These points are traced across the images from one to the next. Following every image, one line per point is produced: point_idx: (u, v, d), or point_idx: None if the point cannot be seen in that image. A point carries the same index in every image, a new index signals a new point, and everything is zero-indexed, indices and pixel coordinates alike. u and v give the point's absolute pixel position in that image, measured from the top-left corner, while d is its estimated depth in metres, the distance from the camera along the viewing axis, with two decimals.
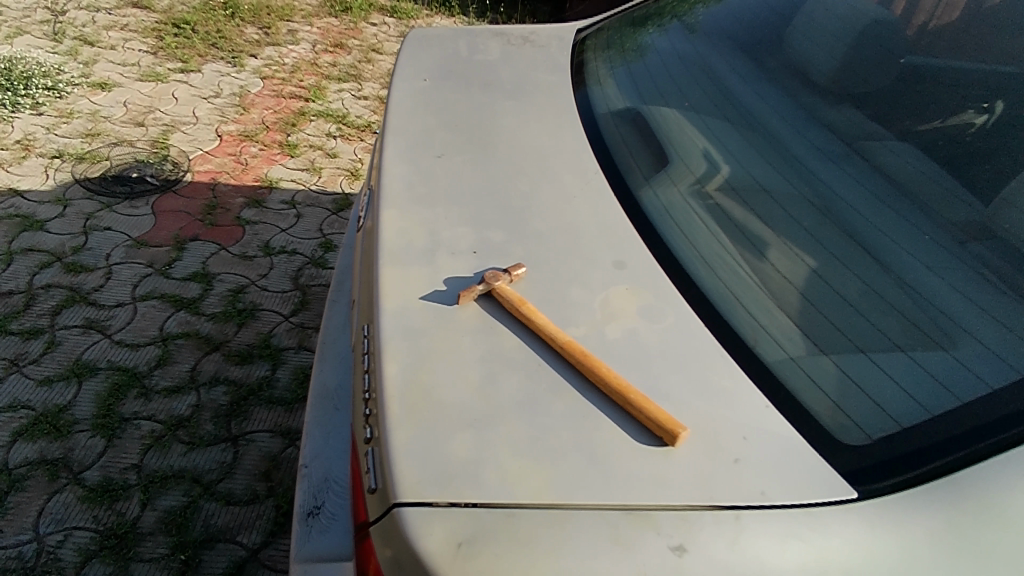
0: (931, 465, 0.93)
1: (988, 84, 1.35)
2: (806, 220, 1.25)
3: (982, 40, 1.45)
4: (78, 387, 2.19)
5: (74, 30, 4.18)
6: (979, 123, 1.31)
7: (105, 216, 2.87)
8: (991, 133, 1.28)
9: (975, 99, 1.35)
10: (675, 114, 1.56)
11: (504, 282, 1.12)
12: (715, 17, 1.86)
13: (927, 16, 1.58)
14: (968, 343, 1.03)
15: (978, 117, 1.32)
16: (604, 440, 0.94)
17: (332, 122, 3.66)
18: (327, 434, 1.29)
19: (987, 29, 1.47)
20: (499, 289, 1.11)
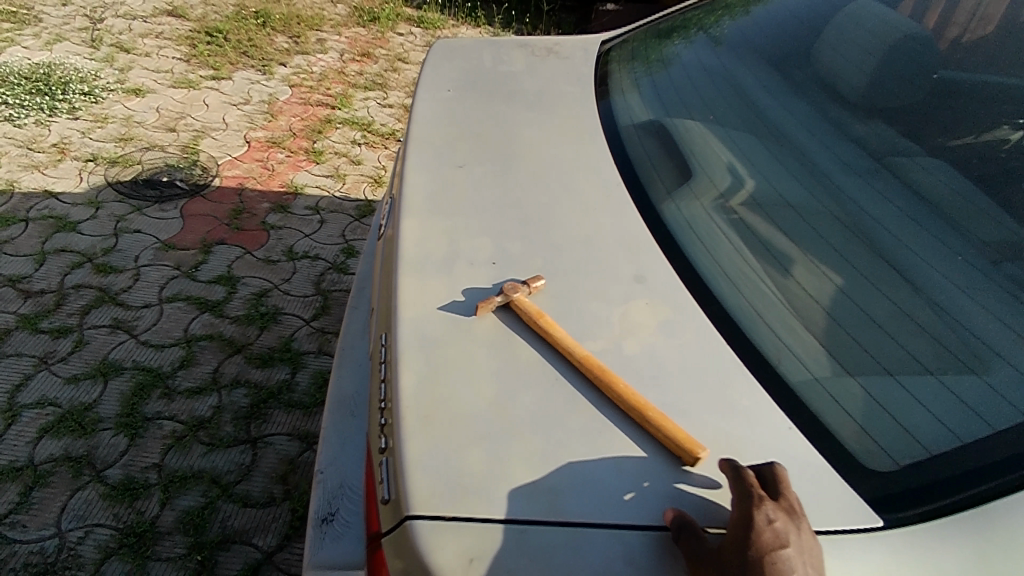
0: (959, 494, 0.90)
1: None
2: (833, 237, 1.23)
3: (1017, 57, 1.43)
4: (104, 385, 2.23)
5: (111, 38, 4.30)
6: (1014, 139, 1.29)
7: (135, 219, 2.93)
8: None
9: (1011, 115, 1.33)
10: (700, 127, 1.55)
11: (523, 294, 1.12)
12: (742, 30, 1.84)
13: (960, 31, 1.55)
14: (1001, 369, 0.99)
15: (1012, 134, 1.30)
16: (620, 458, 0.93)
17: (357, 129, 3.70)
18: (343, 441, 1.29)
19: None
20: (518, 301, 1.10)
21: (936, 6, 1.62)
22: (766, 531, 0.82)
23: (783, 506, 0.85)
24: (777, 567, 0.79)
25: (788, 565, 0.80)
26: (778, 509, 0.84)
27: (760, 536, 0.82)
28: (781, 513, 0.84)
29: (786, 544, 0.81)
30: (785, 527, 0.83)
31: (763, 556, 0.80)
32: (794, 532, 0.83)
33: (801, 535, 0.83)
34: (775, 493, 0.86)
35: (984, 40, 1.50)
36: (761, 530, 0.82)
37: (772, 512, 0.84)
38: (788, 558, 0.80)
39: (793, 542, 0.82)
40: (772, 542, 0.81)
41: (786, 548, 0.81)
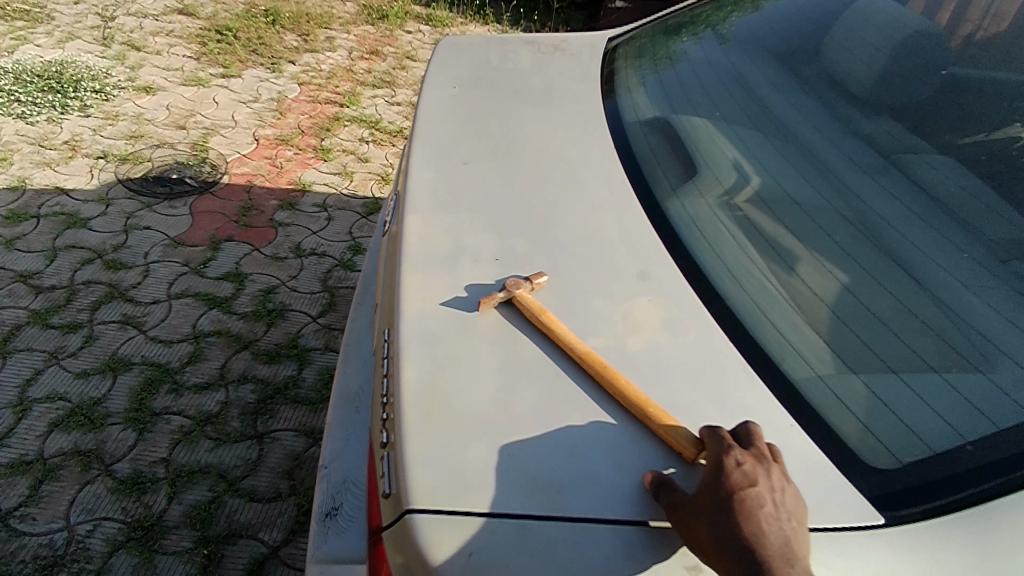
0: (962, 493, 0.89)
1: None
2: (838, 234, 1.22)
3: None
4: (113, 380, 2.25)
5: (123, 36, 4.33)
6: None
7: (145, 216, 2.96)
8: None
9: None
10: (705, 124, 1.54)
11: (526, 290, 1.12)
12: (750, 26, 1.83)
13: (973, 27, 1.52)
14: (1008, 367, 0.98)
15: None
16: (621, 454, 0.93)
17: (365, 127, 3.71)
18: (346, 436, 1.30)
19: None
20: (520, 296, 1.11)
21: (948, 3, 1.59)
22: (734, 474, 0.86)
23: (751, 450, 0.89)
24: (745, 506, 0.83)
25: (756, 503, 0.84)
26: (745, 453, 0.88)
27: (728, 479, 0.86)
28: (749, 456, 0.88)
29: (755, 483, 0.85)
30: (753, 468, 0.86)
31: (731, 496, 0.84)
32: (761, 472, 0.86)
33: (769, 475, 0.86)
34: (743, 439, 0.90)
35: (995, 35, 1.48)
36: (729, 472, 0.86)
37: (739, 455, 0.88)
38: (757, 497, 0.84)
39: (761, 481, 0.86)
40: (739, 483, 0.85)
41: (754, 487, 0.85)
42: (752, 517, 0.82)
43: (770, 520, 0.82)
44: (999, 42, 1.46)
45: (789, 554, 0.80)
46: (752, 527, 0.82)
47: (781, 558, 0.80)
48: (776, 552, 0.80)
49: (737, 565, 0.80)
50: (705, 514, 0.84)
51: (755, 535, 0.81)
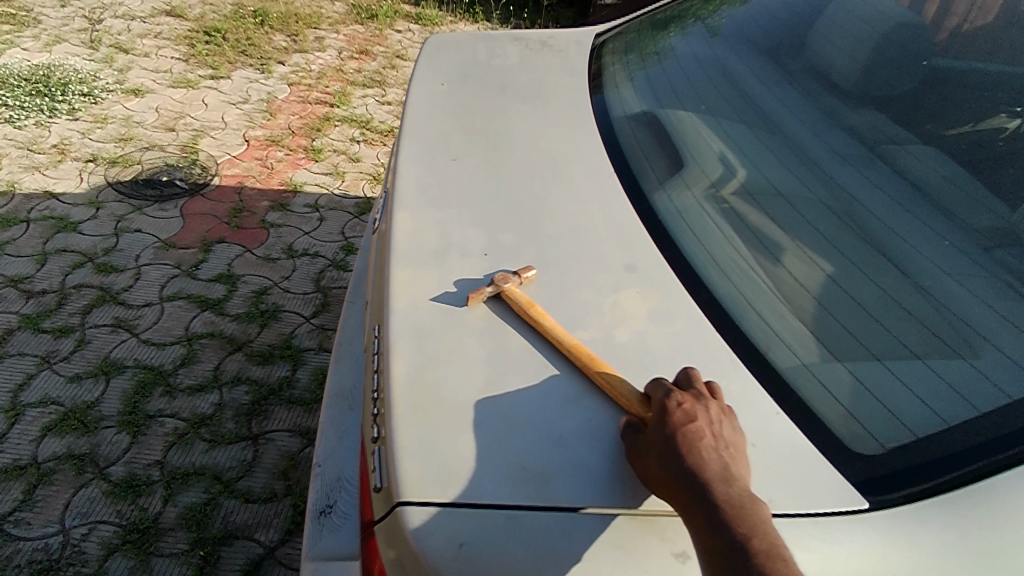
0: (944, 476, 0.90)
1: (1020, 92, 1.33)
2: (823, 225, 1.24)
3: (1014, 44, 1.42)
4: (106, 383, 2.25)
5: (110, 38, 4.31)
6: (1012, 128, 1.28)
7: (135, 219, 2.95)
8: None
9: (1008, 103, 1.32)
10: (692, 118, 1.55)
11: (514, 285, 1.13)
12: (737, 20, 1.84)
13: (959, 20, 1.53)
14: (988, 352, 1.00)
15: (1010, 122, 1.29)
16: (610, 444, 0.94)
17: (356, 127, 3.71)
18: (340, 434, 1.30)
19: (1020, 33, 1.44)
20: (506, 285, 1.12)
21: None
22: (676, 411, 0.90)
23: (691, 392, 0.93)
24: (685, 438, 0.87)
25: (696, 435, 0.87)
26: (686, 394, 0.93)
27: (670, 416, 0.90)
28: (689, 397, 0.92)
29: (694, 417, 0.89)
30: (692, 405, 0.91)
31: (673, 429, 0.88)
32: (701, 408, 0.91)
33: (709, 412, 0.91)
34: (684, 384, 0.95)
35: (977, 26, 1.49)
36: (670, 409, 0.90)
37: (680, 396, 0.92)
38: (697, 429, 0.88)
39: (701, 416, 0.90)
40: (681, 419, 0.89)
41: (694, 421, 0.89)
42: (692, 446, 0.86)
43: (710, 448, 0.86)
44: (985, 34, 1.47)
45: (728, 475, 0.83)
46: (693, 455, 0.85)
47: (721, 478, 0.83)
48: (716, 475, 0.83)
49: (682, 490, 0.83)
50: (651, 451, 0.88)
51: (696, 461, 0.84)
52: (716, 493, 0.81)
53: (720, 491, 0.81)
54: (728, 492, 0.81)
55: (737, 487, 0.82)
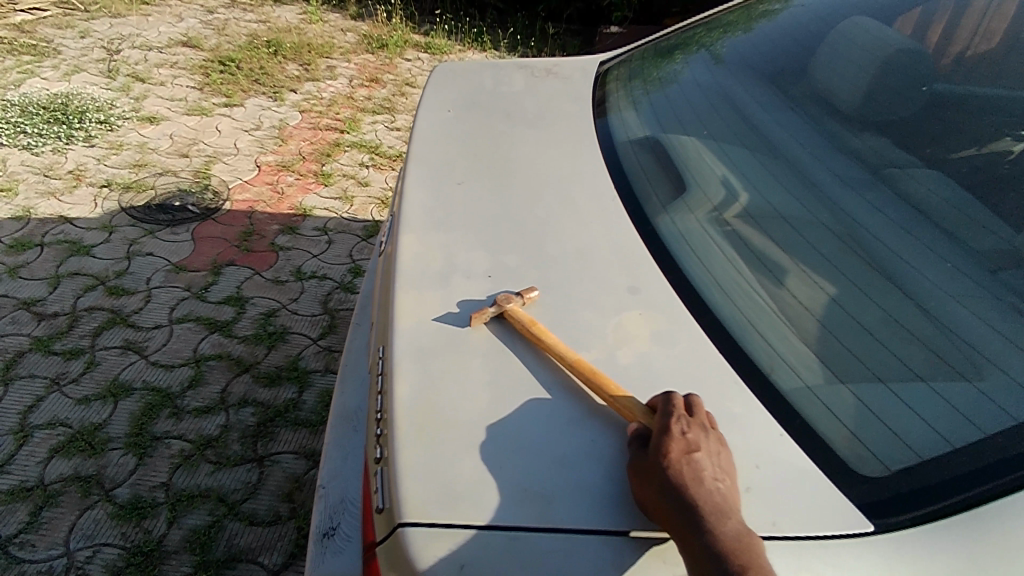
0: (951, 499, 0.89)
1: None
2: (825, 247, 1.24)
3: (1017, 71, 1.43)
4: (114, 405, 2.26)
5: (128, 68, 4.43)
6: (1018, 151, 1.29)
7: (147, 242, 2.99)
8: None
9: (1013, 127, 1.33)
10: (694, 142, 1.57)
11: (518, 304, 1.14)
12: (739, 48, 1.87)
13: (963, 46, 1.54)
14: (994, 375, 0.99)
15: (1014, 146, 1.30)
16: (612, 463, 0.93)
17: (365, 152, 3.77)
18: (344, 455, 1.30)
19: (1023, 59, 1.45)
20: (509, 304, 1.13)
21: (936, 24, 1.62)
22: (680, 440, 0.90)
23: (694, 419, 0.93)
24: (688, 470, 0.87)
25: (698, 467, 0.88)
26: (689, 421, 0.93)
27: (674, 444, 0.90)
28: (693, 425, 0.93)
29: (696, 449, 0.90)
30: (695, 435, 0.91)
31: (677, 460, 0.88)
32: (703, 439, 0.91)
33: (710, 443, 0.92)
34: (687, 406, 0.95)
35: (978, 51, 1.51)
36: (674, 438, 0.90)
37: (684, 423, 0.92)
38: (699, 461, 0.89)
39: (702, 447, 0.91)
40: (684, 450, 0.89)
41: (697, 453, 0.90)
42: (694, 479, 0.87)
43: (711, 482, 0.87)
44: (988, 58, 1.48)
45: (727, 510, 0.85)
46: (694, 488, 0.86)
47: (721, 514, 0.84)
48: (716, 509, 0.84)
49: (682, 522, 0.84)
50: (653, 477, 0.88)
51: (696, 495, 0.85)
52: (716, 529, 0.82)
53: (719, 527, 0.82)
54: (727, 529, 0.82)
55: (735, 524, 0.83)
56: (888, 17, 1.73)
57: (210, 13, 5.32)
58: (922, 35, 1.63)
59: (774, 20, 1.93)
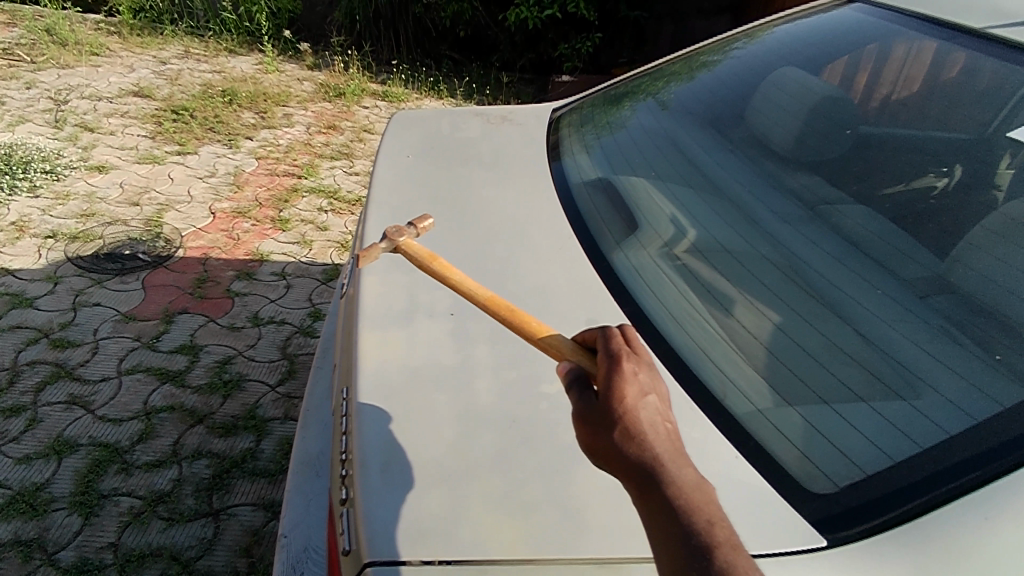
0: (895, 511, 0.94)
1: (946, 151, 1.44)
2: (769, 279, 1.32)
3: (938, 114, 1.54)
4: (58, 463, 2.17)
5: (76, 118, 4.37)
6: (941, 186, 1.38)
7: (95, 292, 2.91)
8: (955, 195, 1.35)
9: (936, 162, 1.43)
10: (643, 182, 1.65)
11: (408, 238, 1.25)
12: (684, 95, 1.99)
13: (888, 90, 1.69)
14: (927, 393, 1.06)
15: (938, 181, 1.40)
16: (579, 492, 0.97)
17: (323, 198, 3.77)
18: (307, 502, 1.29)
19: (941, 102, 1.56)
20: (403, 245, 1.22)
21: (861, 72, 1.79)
22: (633, 382, 0.80)
23: (643, 358, 0.84)
24: (644, 415, 0.78)
25: (653, 412, 0.79)
26: (639, 358, 0.83)
27: (627, 386, 0.80)
28: (642, 364, 0.83)
29: (650, 390, 0.80)
30: (647, 375, 0.82)
31: (632, 405, 0.78)
32: (655, 380, 0.82)
33: (660, 383, 0.82)
34: (633, 342, 0.86)
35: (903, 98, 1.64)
36: (627, 380, 0.80)
37: (634, 361, 0.83)
38: (653, 404, 0.79)
39: (655, 386, 0.81)
40: (638, 393, 0.79)
41: (649, 395, 0.80)
42: (650, 424, 0.78)
43: (664, 428, 0.78)
44: (908, 104, 1.61)
45: (684, 457, 0.77)
46: (652, 435, 0.77)
47: (678, 461, 0.76)
48: (674, 457, 0.76)
49: (638, 475, 0.75)
50: (607, 424, 0.78)
51: (655, 442, 0.76)
52: (674, 479, 0.74)
53: (679, 480, 0.74)
54: (686, 477, 0.75)
55: (692, 471, 0.76)
56: (814, 66, 1.88)
57: (163, 64, 5.31)
58: (849, 84, 1.79)
59: (715, 69, 2.06)
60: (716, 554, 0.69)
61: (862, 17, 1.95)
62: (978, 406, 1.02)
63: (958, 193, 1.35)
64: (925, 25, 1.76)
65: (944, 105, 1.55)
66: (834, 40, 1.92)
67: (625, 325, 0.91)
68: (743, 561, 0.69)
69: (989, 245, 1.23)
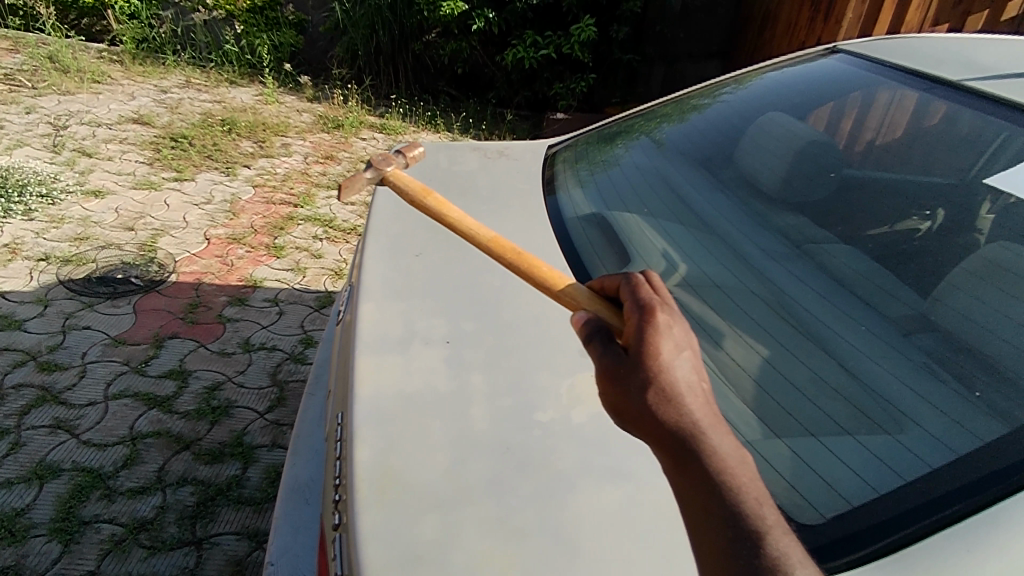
0: (881, 542, 0.95)
1: (930, 195, 1.49)
2: (758, 313, 1.35)
3: (923, 159, 1.59)
4: (39, 488, 2.14)
5: (74, 143, 4.42)
6: (924, 229, 1.43)
7: (85, 316, 2.90)
8: (936, 237, 1.40)
9: (919, 206, 1.48)
10: (636, 218, 1.70)
11: (396, 173, 1.46)
12: (678, 136, 2.05)
13: (874, 134, 1.76)
14: (911, 428, 1.08)
15: (921, 224, 1.44)
16: (570, 519, 0.98)
17: (319, 226, 3.80)
18: (296, 530, 1.27)
19: (924, 148, 1.62)
20: (392, 176, 1.45)
21: (849, 114, 1.86)
22: (667, 338, 0.83)
23: (674, 315, 0.87)
24: (680, 374, 0.79)
25: (689, 372, 0.80)
26: (669, 313, 0.87)
27: (662, 343, 0.82)
28: (674, 322, 0.85)
29: (685, 348, 0.82)
30: (680, 331, 0.84)
31: (667, 364, 0.80)
32: (687, 337, 0.84)
33: (691, 339, 0.85)
34: (657, 294, 0.91)
35: (892, 142, 1.69)
36: (662, 338, 0.82)
37: (665, 315, 0.86)
38: (688, 365, 0.81)
39: (688, 343, 0.84)
40: (672, 350, 0.81)
41: (683, 353, 0.82)
42: (687, 384, 0.79)
43: (701, 390, 0.80)
44: (894, 148, 1.67)
45: (722, 425, 0.78)
46: (690, 398, 0.78)
47: (716, 429, 0.77)
48: (712, 424, 0.77)
49: (678, 446, 0.75)
50: (641, 383, 0.79)
51: (694, 407, 0.77)
52: (715, 449, 0.75)
53: (720, 449, 0.75)
54: (725, 448, 0.76)
55: (730, 441, 0.77)
56: (800, 112, 1.95)
57: (164, 93, 5.39)
58: (838, 129, 1.86)
59: (708, 111, 2.13)
60: (764, 533, 0.71)
61: (845, 66, 2.03)
62: (961, 440, 1.04)
63: (939, 235, 1.40)
64: (905, 76, 1.84)
65: (925, 150, 1.61)
66: (819, 87, 2.00)
67: (646, 278, 0.95)
68: (790, 541, 0.71)
69: (969, 285, 1.27)
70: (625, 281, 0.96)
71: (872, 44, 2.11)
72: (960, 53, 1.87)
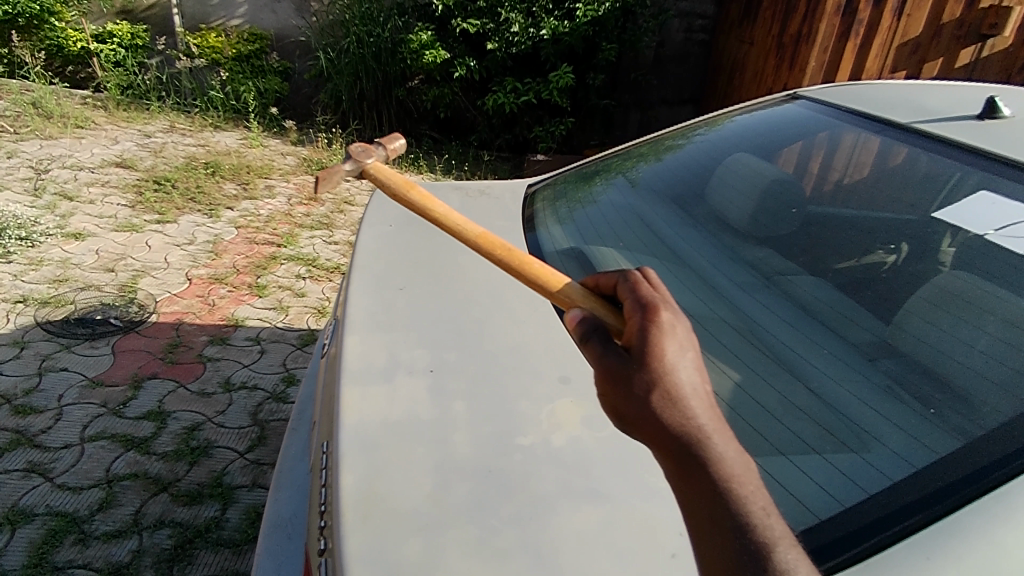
0: (849, 552, 0.98)
1: (891, 231, 1.57)
2: (728, 341, 1.41)
3: (882, 196, 1.69)
4: (11, 534, 2.09)
5: (55, 186, 4.44)
6: (891, 261, 1.51)
7: (62, 357, 2.88)
8: (899, 270, 1.48)
9: (884, 241, 1.56)
10: (612, 252, 1.77)
11: (373, 162, 1.42)
12: (651, 175, 2.15)
13: (841, 175, 1.85)
14: (877, 446, 1.13)
15: (887, 257, 1.52)
16: (554, 540, 1.00)
17: (302, 265, 3.83)
18: (278, 564, 1.27)
19: (883, 186, 1.71)
20: (371, 170, 1.40)
21: (817, 156, 1.95)
22: (672, 339, 0.85)
23: (676, 315, 0.89)
24: (684, 377, 0.83)
25: (692, 375, 0.83)
26: (671, 313, 0.89)
27: (667, 344, 0.84)
28: (677, 323, 0.88)
29: (689, 350, 0.85)
30: (683, 331, 0.87)
31: (673, 366, 0.83)
32: (689, 338, 0.87)
33: (693, 339, 0.88)
34: (656, 293, 0.94)
35: (861, 179, 1.78)
36: (668, 339, 0.85)
37: (667, 315, 0.89)
38: (692, 367, 0.84)
39: (690, 344, 0.87)
40: (677, 352, 0.84)
41: (687, 355, 0.85)
42: (692, 388, 0.82)
43: (704, 393, 0.83)
44: (857, 187, 1.76)
45: (726, 432, 0.82)
46: (695, 402, 0.81)
47: (721, 435, 0.80)
48: (718, 429, 0.80)
49: (680, 453, 0.79)
50: (646, 387, 0.82)
51: (699, 412, 0.80)
52: (721, 456, 0.78)
53: (725, 454, 0.79)
54: (728, 454, 0.79)
55: (733, 447, 0.80)
56: (768, 155, 2.05)
57: (148, 138, 5.45)
58: (807, 169, 1.94)
59: (681, 152, 2.24)
60: (772, 543, 0.74)
61: (807, 112, 2.15)
62: (923, 455, 1.10)
63: (903, 267, 1.48)
64: (863, 118, 1.96)
65: (885, 187, 1.70)
66: (783, 131, 2.12)
67: (643, 277, 0.98)
68: (796, 554, 0.74)
69: (928, 313, 1.34)
70: (622, 280, 0.99)
71: (831, 90, 2.24)
72: (913, 99, 2.00)
